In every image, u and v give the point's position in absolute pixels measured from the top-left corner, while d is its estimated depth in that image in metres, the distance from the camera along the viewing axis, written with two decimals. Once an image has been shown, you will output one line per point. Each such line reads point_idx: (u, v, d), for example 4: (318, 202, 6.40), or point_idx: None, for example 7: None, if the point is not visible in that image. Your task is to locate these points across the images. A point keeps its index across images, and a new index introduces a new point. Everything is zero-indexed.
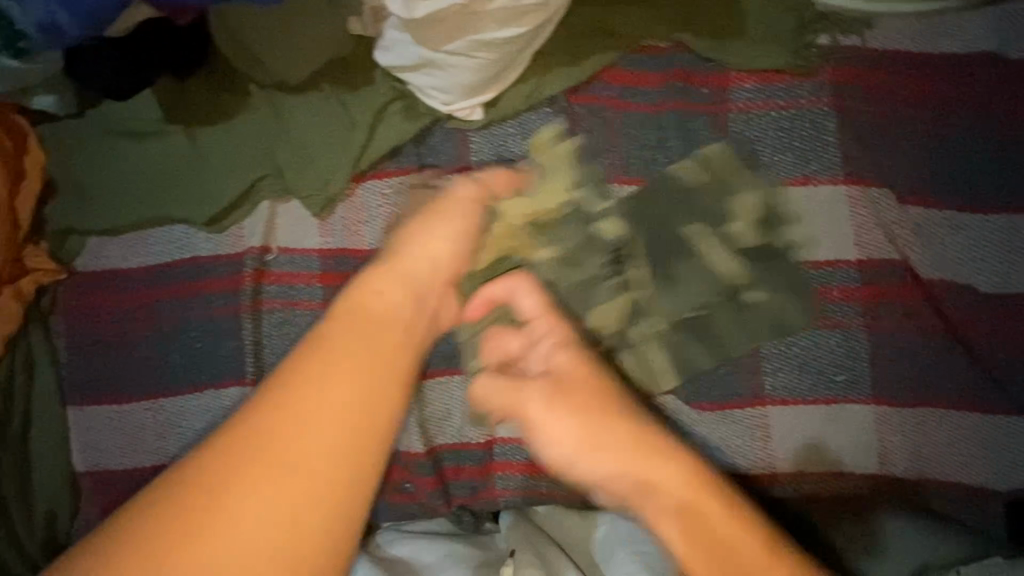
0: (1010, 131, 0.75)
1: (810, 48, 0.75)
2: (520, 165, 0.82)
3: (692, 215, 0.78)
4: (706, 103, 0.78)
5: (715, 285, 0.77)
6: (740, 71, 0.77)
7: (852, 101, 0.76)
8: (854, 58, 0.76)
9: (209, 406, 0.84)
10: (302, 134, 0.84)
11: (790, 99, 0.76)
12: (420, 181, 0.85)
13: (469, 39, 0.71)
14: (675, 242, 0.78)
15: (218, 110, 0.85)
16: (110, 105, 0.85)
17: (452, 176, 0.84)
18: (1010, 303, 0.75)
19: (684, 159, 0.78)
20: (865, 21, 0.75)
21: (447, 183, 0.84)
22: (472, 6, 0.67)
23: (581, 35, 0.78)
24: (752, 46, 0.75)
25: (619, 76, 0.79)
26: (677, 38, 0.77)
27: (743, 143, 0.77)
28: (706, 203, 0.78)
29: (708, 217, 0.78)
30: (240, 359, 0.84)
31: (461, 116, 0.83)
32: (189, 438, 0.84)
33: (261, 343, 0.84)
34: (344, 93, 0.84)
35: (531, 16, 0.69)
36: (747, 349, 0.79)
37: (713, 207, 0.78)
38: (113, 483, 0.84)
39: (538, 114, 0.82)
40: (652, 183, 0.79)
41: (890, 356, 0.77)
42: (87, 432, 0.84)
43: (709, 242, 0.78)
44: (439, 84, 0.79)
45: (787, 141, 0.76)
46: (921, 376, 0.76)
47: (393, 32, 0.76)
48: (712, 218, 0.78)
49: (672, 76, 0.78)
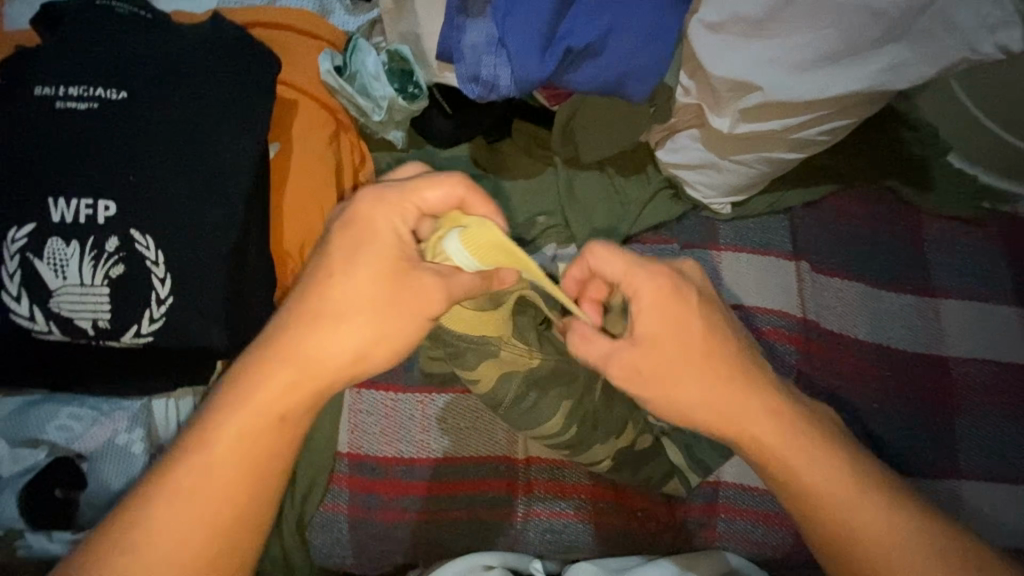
0: None
1: (979, 207, 1.04)
2: (759, 251, 1.04)
3: (897, 311, 0.99)
4: (907, 230, 1.03)
5: (915, 367, 0.97)
6: (929, 214, 1.05)
7: (1014, 247, 1.02)
8: (1011, 221, 1.04)
9: (477, 408, 0.91)
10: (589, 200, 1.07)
11: (968, 240, 1.03)
12: (677, 249, 1.06)
13: (756, 154, 0.96)
14: (885, 329, 0.99)
15: (522, 171, 1.08)
16: (437, 150, 1.06)
17: (703, 250, 1.05)
18: None
19: (891, 269, 1.01)
20: (1017, 196, 1.05)
21: (698, 255, 1.04)
22: (773, 134, 0.92)
23: (818, 169, 1.04)
24: (938, 199, 1.04)
25: (842, 201, 1.05)
26: (886, 183, 1.05)
27: (936, 265, 1.01)
28: (908, 304, 1.00)
29: (911, 314, 0.99)
30: None
31: (713, 209, 1.06)
32: (452, 434, 0.91)
33: None
34: (623, 178, 1.09)
35: (807, 148, 0.95)
36: (944, 427, 0.95)
37: (914, 308, 0.99)
38: (372, 467, 0.89)
39: (777, 217, 1.05)
40: (867, 282, 1.01)
41: None
42: (356, 415, 0.90)
43: (911, 334, 0.98)
44: (709, 183, 1.03)
45: (967, 269, 1.01)
46: None
47: (687, 140, 1.01)
48: (914, 316, 0.99)
49: (881, 208, 1.05)
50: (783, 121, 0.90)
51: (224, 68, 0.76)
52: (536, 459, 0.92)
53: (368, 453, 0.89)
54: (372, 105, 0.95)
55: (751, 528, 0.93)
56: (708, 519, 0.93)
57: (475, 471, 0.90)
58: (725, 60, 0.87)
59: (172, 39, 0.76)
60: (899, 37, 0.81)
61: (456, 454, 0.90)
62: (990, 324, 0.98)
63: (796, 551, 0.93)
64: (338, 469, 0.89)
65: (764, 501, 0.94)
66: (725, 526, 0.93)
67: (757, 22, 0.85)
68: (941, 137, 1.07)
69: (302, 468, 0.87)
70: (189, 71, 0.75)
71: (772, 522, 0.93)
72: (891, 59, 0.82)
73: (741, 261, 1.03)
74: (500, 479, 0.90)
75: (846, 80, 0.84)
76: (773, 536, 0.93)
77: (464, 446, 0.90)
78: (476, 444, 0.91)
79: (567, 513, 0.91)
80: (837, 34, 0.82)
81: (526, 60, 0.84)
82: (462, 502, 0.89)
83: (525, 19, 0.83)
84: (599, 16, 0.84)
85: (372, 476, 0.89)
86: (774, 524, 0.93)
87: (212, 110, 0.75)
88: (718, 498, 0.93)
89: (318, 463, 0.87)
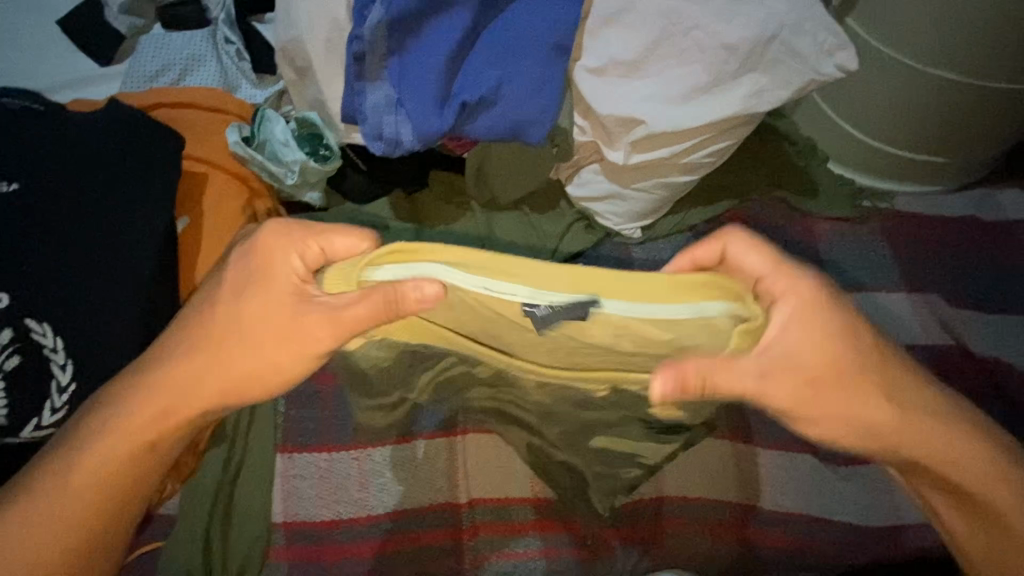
0: (1010, 259, 1.09)
1: (861, 206, 1.15)
2: None
3: None
4: (801, 235, 1.12)
5: None
6: (820, 218, 1.14)
7: (899, 240, 1.11)
8: (894, 216, 1.14)
9: (416, 457, 0.92)
10: (509, 239, 1.12)
11: (856, 236, 1.12)
12: None
13: (653, 181, 1.04)
14: None
15: (440, 217, 1.12)
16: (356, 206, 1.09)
17: None
18: None
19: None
20: (890, 194, 1.17)
21: None
22: (666, 161, 1.00)
23: (712, 189, 1.14)
24: (824, 203, 1.14)
25: (739, 215, 1.14)
26: (776, 194, 1.15)
27: (832, 264, 1.10)
28: None
29: None
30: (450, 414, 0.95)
31: (625, 234, 1.13)
32: (392, 487, 0.90)
33: None
34: (539, 214, 1.14)
35: (697, 171, 1.04)
36: None
37: None
38: (311, 533, 0.86)
39: (684, 236, 1.13)
40: None
41: (980, 418, 0.98)
42: (291, 481, 0.88)
43: None
44: (616, 211, 1.09)
45: (859, 265, 1.10)
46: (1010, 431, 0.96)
47: (590, 174, 1.08)
48: None
49: (775, 217, 1.14)
50: (670, 149, 0.98)
51: (124, 155, 0.78)
52: (480, 500, 0.92)
53: (305, 519, 0.87)
54: (283, 170, 0.97)
55: (697, 540, 0.95)
56: (657, 536, 0.95)
57: (419, 523, 0.89)
58: (609, 99, 0.95)
59: (67, 129, 0.77)
60: (755, 66, 0.90)
61: (396, 508, 0.89)
62: (890, 314, 1.05)
63: (745, 556, 0.95)
64: (274, 541, 0.85)
65: (707, 511, 0.97)
66: (672, 541, 0.95)
67: (630, 64, 0.94)
68: (821, 148, 1.18)
69: (230, 549, 0.81)
70: (84, 158, 0.76)
71: (716, 531, 0.96)
72: (753, 86, 0.91)
73: None
74: (445, 527, 0.89)
75: (716, 108, 0.92)
76: (720, 545, 0.96)
77: (404, 498, 0.90)
78: (417, 494, 0.90)
79: (517, 551, 0.90)
80: (703, 68, 0.91)
81: (426, 116, 0.89)
82: (408, 557, 0.87)
83: (420, 79, 0.88)
84: (489, 71, 0.90)
85: (310, 542, 0.86)
86: (719, 532, 0.96)
87: (112, 192, 0.76)
88: (662, 514, 0.96)
89: (249, 538, 0.82)
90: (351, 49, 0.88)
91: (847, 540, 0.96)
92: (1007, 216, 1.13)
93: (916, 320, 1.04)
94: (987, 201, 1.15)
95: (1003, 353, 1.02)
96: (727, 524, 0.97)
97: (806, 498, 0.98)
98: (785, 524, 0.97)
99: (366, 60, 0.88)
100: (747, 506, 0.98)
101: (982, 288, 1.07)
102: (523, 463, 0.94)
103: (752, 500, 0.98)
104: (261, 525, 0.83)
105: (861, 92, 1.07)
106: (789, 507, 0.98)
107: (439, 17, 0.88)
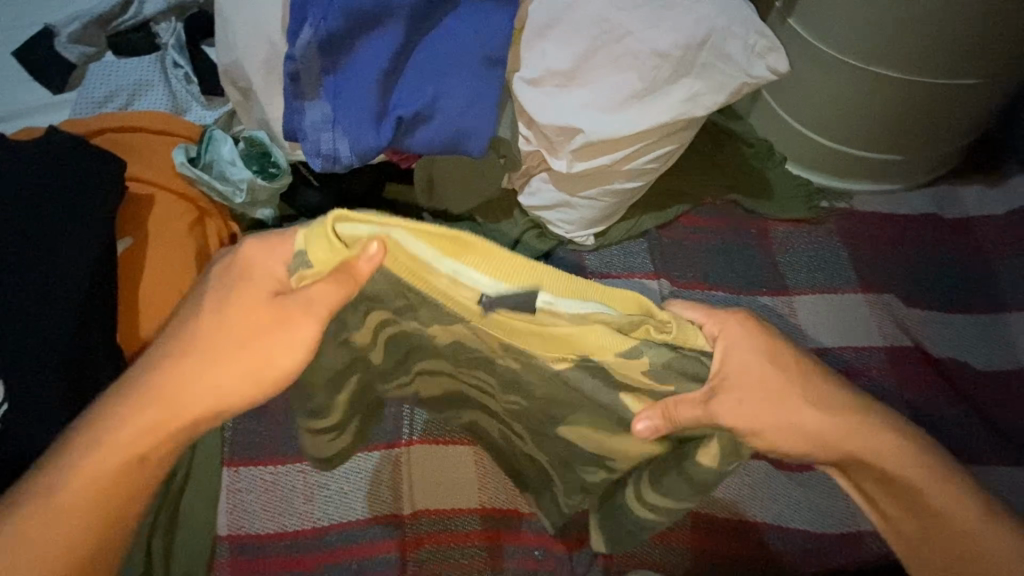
0: (967, 258, 1.08)
1: (817, 206, 1.13)
2: (624, 275, 1.11)
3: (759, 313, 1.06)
4: (756, 238, 1.12)
5: None
6: (776, 220, 1.13)
7: (855, 241, 1.10)
8: (851, 215, 1.13)
9: (361, 468, 0.93)
10: None
11: (812, 237, 1.11)
12: None
13: (599, 188, 1.04)
14: None
15: None
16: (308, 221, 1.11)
17: None
18: (1010, 378, 0.99)
19: (743, 276, 1.09)
20: (849, 192, 1.15)
21: None
22: (609, 168, 1.00)
23: (665, 193, 1.13)
24: (780, 204, 1.13)
25: (692, 219, 1.14)
26: (730, 196, 1.14)
27: (787, 266, 1.09)
28: (768, 305, 1.06)
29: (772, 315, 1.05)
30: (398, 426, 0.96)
31: (577, 241, 1.13)
32: (336, 499, 0.91)
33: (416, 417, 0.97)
34: (491, 224, 1.15)
35: (644, 176, 1.03)
36: None
37: (773, 308, 1.06)
38: (256, 547, 0.88)
39: (636, 242, 1.13)
40: (726, 290, 1.08)
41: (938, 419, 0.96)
42: (237, 494, 0.90)
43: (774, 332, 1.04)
44: (566, 218, 1.09)
45: (814, 268, 1.09)
46: (966, 432, 0.95)
47: (538, 182, 1.08)
48: (775, 315, 1.05)
49: (729, 220, 1.13)
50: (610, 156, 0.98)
51: (68, 183, 0.82)
52: (425, 511, 0.92)
53: (252, 532, 0.88)
54: (231, 188, 0.99)
55: (648, 550, 0.93)
56: (606, 546, 0.93)
57: (363, 535, 0.90)
58: (548, 109, 0.95)
59: (15, 159, 0.81)
60: (687, 71, 0.90)
61: (340, 520, 0.90)
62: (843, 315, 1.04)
63: (697, 566, 0.93)
64: (219, 554, 0.87)
65: None
66: (622, 551, 0.93)
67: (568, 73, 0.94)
68: (777, 149, 1.16)
69: (173, 562, 0.83)
70: (26, 185, 0.80)
71: (669, 540, 0.94)
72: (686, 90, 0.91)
73: (608, 288, 1.10)
74: (391, 538, 0.90)
75: (652, 114, 0.92)
76: (672, 554, 0.93)
77: (348, 510, 0.91)
78: (360, 506, 0.91)
79: (463, 563, 0.90)
80: (636, 74, 0.91)
81: (362, 132, 0.91)
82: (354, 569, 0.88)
83: (354, 96, 0.90)
84: (422, 85, 0.92)
85: (254, 554, 0.87)
86: (671, 541, 0.94)
87: (58, 220, 0.80)
88: None
89: (192, 551, 0.84)
90: (286, 69, 0.90)
91: (800, 547, 0.94)
92: (964, 214, 1.12)
93: (870, 321, 1.03)
94: (947, 197, 1.13)
95: (957, 354, 1.01)
96: (680, 533, 0.94)
97: (759, 506, 0.97)
98: (738, 532, 0.95)
99: (302, 80, 0.91)
100: (700, 514, 0.96)
101: (940, 288, 1.06)
102: (468, 474, 0.94)
103: (705, 508, 0.96)
104: (204, 538, 0.85)
105: (811, 92, 1.06)
106: (745, 515, 0.96)
107: (369, 36, 0.90)
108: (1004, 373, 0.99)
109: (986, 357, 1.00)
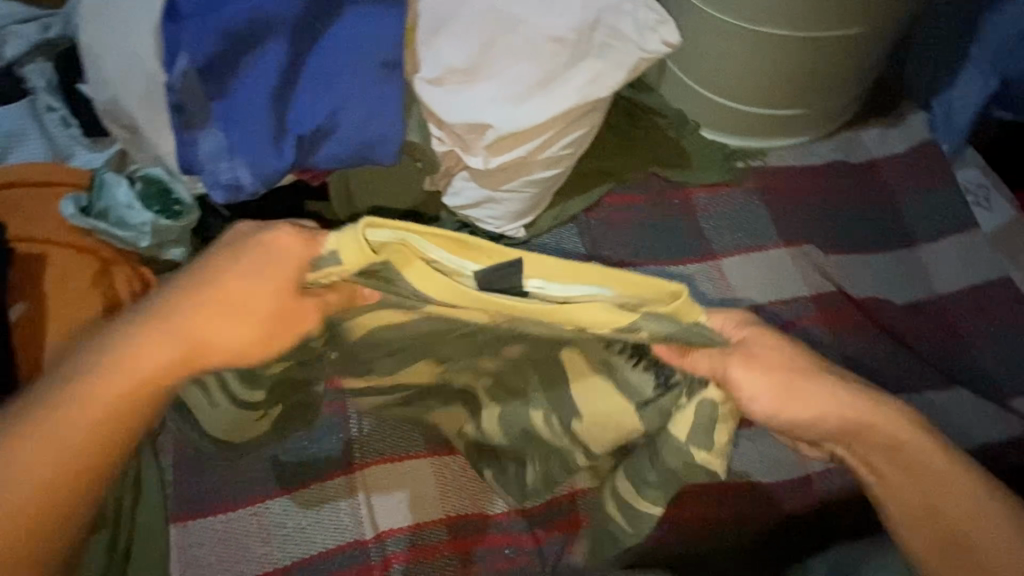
0: (876, 198, 1.13)
1: (734, 168, 1.16)
2: None
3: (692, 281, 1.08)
4: (680, 208, 1.14)
5: None
6: (696, 187, 1.15)
7: (774, 197, 1.14)
8: (767, 172, 1.16)
9: (316, 500, 0.90)
10: None
11: (732, 200, 1.14)
12: None
13: (520, 179, 1.03)
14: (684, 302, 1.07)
15: None
16: None
17: None
18: (924, 307, 1.06)
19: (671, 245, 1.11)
20: (762, 150, 1.18)
21: None
22: (527, 159, 0.99)
23: (588, 175, 1.14)
24: (698, 171, 1.15)
25: (616, 197, 1.15)
26: (651, 170, 1.15)
27: (711, 230, 1.12)
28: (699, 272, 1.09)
29: (705, 281, 1.08)
30: (349, 450, 0.94)
31: (508, 235, 1.12)
32: (295, 536, 0.88)
33: (365, 437, 0.95)
34: (420, 229, 1.12)
35: (562, 161, 1.03)
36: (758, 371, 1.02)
37: (704, 274, 1.08)
38: None
39: (565, 228, 1.14)
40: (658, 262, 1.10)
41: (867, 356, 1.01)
42: (189, 551, 0.86)
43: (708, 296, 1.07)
44: (493, 214, 1.08)
45: (736, 227, 1.12)
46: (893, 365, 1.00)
47: (460, 181, 1.06)
48: (708, 281, 1.07)
49: (652, 193, 1.15)
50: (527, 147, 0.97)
51: None
52: (390, 532, 0.90)
53: None
54: (134, 232, 0.93)
55: None
56: (573, 532, 0.94)
57: (328, 567, 0.88)
58: (454, 107, 0.93)
59: None
60: (585, 53, 0.90)
61: (303, 555, 0.88)
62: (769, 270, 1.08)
63: (662, 534, 0.95)
64: None
65: None
66: (589, 534, 0.94)
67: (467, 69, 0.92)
68: (690, 117, 1.18)
69: None
70: None
71: None
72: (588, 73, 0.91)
73: None
74: (358, 564, 0.88)
75: (557, 100, 0.92)
76: None
77: (309, 545, 0.88)
78: (321, 538, 0.89)
79: None
80: (536, 62, 0.90)
81: (262, 157, 0.87)
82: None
83: (248, 120, 0.86)
84: (318, 100, 0.88)
85: None
86: None
87: None
88: (577, 508, 0.95)
89: None
90: (169, 101, 0.85)
91: (756, 499, 0.98)
92: (869, 157, 1.17)
93: (796, 273, 1.07)
94: (852, 143, 1.18)
95: (877, 292, 1.06)
96: None
97: (714, 465, 0.99)
98: (698, 495, 0.97)
99: (188, 110, 0.86)
100: None
101: (856, 231, 1.11)
102: (430, 486, 0.93)
103: None
104: None
105: (712, 58, 1.07)
106: (702, 477, 0.98)
107: (250, 60, 0.85)
108: (918, 304, 1.06)
109: (901, 291, 1.06)
